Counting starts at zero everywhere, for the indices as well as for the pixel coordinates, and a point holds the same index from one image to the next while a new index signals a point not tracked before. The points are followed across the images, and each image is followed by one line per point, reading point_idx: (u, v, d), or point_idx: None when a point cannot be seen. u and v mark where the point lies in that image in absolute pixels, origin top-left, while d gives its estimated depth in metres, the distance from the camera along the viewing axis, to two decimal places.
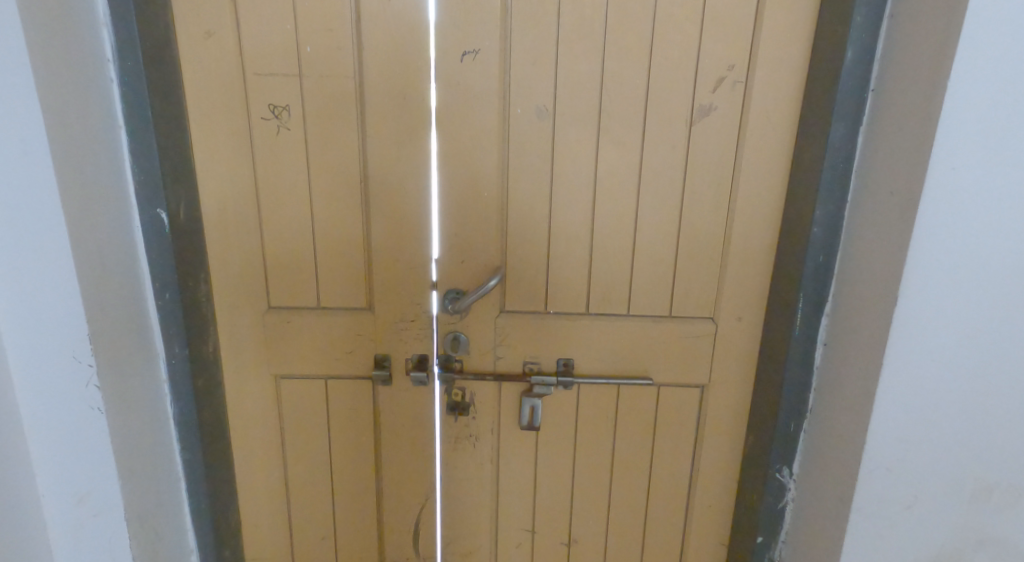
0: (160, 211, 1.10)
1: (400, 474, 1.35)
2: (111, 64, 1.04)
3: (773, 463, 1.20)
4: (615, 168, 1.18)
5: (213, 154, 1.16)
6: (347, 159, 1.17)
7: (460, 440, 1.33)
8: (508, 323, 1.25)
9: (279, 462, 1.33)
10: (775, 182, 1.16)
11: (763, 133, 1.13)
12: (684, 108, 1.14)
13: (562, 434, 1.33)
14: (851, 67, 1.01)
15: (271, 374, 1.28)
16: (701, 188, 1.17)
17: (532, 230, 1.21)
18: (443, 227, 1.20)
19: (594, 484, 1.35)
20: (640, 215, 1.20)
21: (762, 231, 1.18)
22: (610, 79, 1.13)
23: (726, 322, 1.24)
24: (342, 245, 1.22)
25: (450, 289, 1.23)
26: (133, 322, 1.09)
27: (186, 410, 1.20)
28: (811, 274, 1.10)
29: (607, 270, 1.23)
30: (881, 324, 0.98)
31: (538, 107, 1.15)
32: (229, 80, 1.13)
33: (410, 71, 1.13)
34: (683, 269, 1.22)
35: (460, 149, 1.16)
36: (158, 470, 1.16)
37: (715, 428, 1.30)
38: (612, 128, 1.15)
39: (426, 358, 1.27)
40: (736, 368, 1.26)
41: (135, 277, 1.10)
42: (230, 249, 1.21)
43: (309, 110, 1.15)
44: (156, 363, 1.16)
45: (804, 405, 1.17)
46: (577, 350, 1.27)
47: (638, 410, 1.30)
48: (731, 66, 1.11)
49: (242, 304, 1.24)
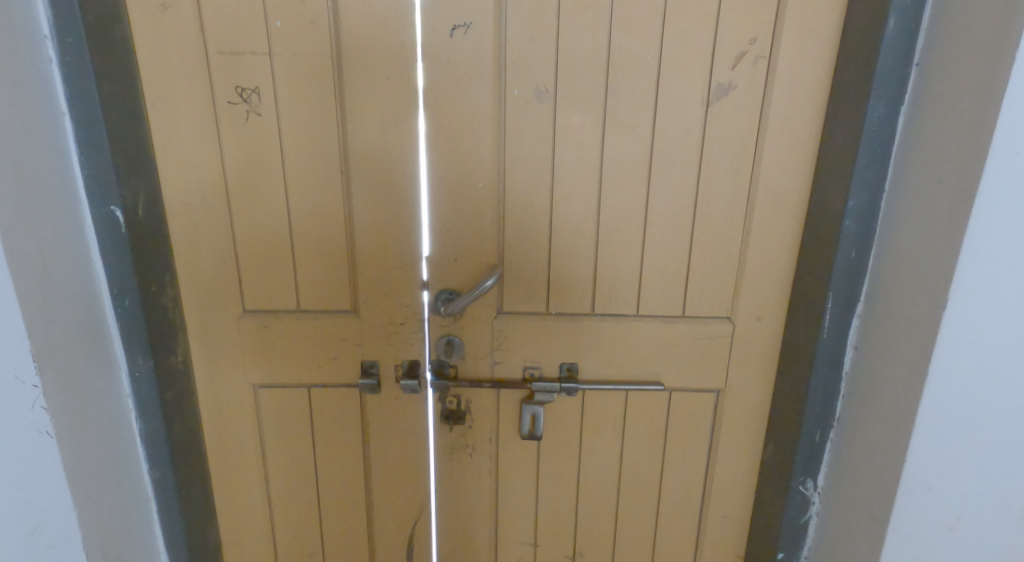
0: (114, 208, 0.98)
1: (392, 489, 1.25)
2: (49, 41, 0.92)
3: (795, 476, 1.11)
4: (623, 155, 1.06)
5: (176, 144, 1.05)
6: (325, 147, 1.06)
7: (456, 451, 1.24)
8: (507, 325, 1.15)
9: (260, 478, 1.23)
10: (802, 168, 1.04)
11: (789, 114, 1.01)
12: (699, 87, 1.02)
13: (565, 442, 1.24)
14: (894, 38, 0.89)
15: (248, 383, 1.17)
16: (718, 176, 1.06)
17: (532, 225, 1.11)
18: (434, 222, 1.09)
19: (601, 494, 1.27)
20: (651, 206, 1.09)
21: (786, 223, 1.07)
22: (618, 55, 1.01)
23: (744, 322, 1.14)
24: (323, 243, 1.11)
25: (441, 289, 1.13)
26: (88, 333, 0.99)
27: (153, 425, 1.10)
28: (843, 273, 0.99)
29: (614, 267, 1.13)
30: (925, 331, 0.88)
31: (537, 88, 1.03)
32: (190, 60, 1.01)
33: (393, 50, 1.01)
34: (697, 265, 1.12)
35: (450, 134, 1.05)
36: (124, 492, 1.06)
37: (731, 435, 1.21)
38: (618, 111, 1.04)
39: (417, 365, 1.17)
40: (754, 371, 1.16)
41: (89, 284, 0.99)
42: (200, 249, 1.10)
43: (282, 93, 1.03)
44: (116, 378, 1.05)
45: (832, 414, 1.07)
46: (581, 354, 1.17)
47: (647, 416, 1.21)
48: (754, 39, 0.99)
49: (214, 308, 1.13)
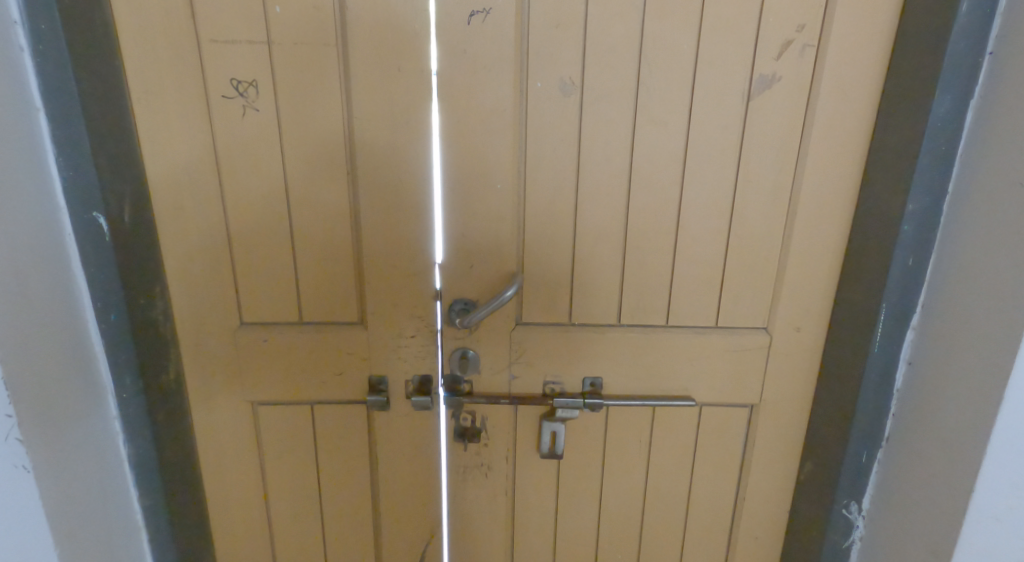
0: (97, 215, 0.90)
1: (402, 512, 1.17)
2: (20, 28, 0.83)
3: (838, 497, 1.03)
4: (655, 153, 0.97)
5: (164, 141, 0.95)
6: (330, 146, 0.97)
7: (470, 470, 1.15)
8: (526, 337, 1.07)
9: (258, 502, 1.14)
10: (851, 167, 0.95)
11: (838, 108, 0.93)
12: (740, 78, 0.93)
13: (588, 460, 1.15)
14: (964, 24, 0.81)
15: (246, 401, 1.08)
16: (757, 176, 0.98)
17: (554, 229, 1.02)
18: (448, 227, 1.01)
19: (624, 514, 1.18)
20: (684, 208, 1.00)
21: (831, 227, 0.98)
22: (651, 44, 0.93)
23: (783, 333, 1.05)
24: (328, 249, 1.02)
25: (456, 299, 1.04)
26: (70, 354, 0.90)
27: (142, 450, 1.01)
28: (898, 282, 0.91)
29: (644, 274, 1.04)
30: (1001, 348, 0.80)
31: (562, 81, 0.94)
32: (179, 51, 0.92)
33: (405, 38, 0.92)
34: (733, 272, 1.03)
35: (467, 131, 0.96)
36: (111, 524, 0.98)
37: (765, 453, 1.13)
38: (650, 105, 0.95)
39: (429, 381, 1.09)
40: (792, 385, 1.08)
41: (71, 299, 0.91)
42: (192, 257, 1.01)
43: (283, 86, 0.94)
44: (101, 399, 0.97)
45: (881, 433, 0.99)
46: (606, 368, 1.09)
47: (675, 432, 1.13)
48: (801, 26, 0.91)
49: (208, 321, 1.04)
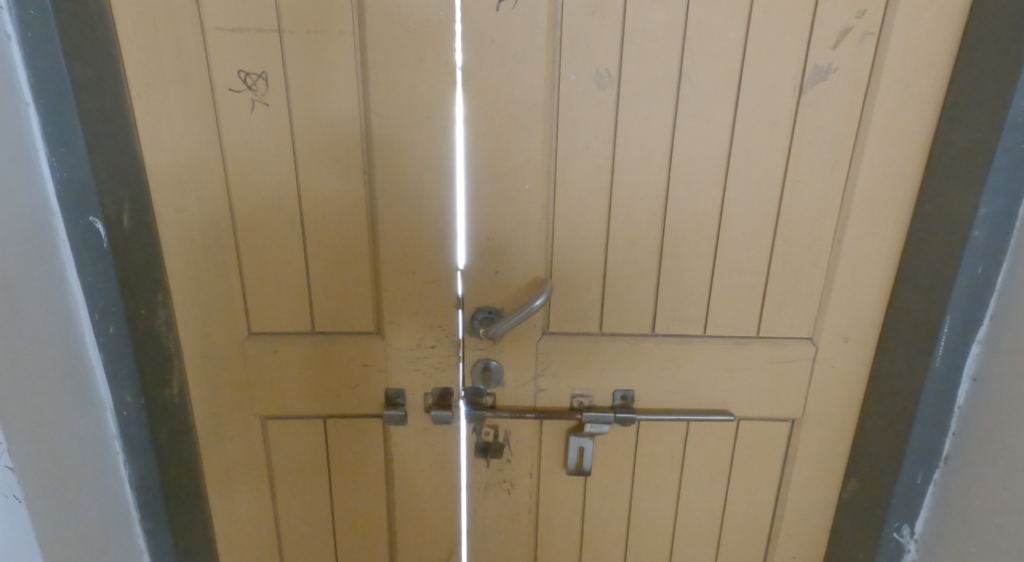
0: (94, 219, 0.83)
1: (418, 531, 1.10)
2: (7, 14, 0.76)
3: (890, 520, 0.96)
4: (697, 150, 0.90)
5: (167, 138, 0.88)
6: (345, 142, 0.89)
7: (491, 487, 1.08)
8: (554, 347, 1.00)
9: (266, 520, 1.07)
10: (910, 166, 0.88)
11: (898, 102, 0.86)
12: (792, 69, 0.86)
13: (617, 477, 1.08)
14: None
15: (254, 415, 1.01)
16: (807, 176, 0.90)
17: (586, 233, 0.94)
18: (472, 231, 0.93)
19: (654, 532, 1.11)
20: (727, 210, 0.93)
21: (886, 230, 0.91)
22: (697, 32, 0.85)
23: (830, 344, 0.98)
24: (342, 254, 0.95)
25: (479, 307, 0.97)
26: (66, 370, 0.84)
27: (144, 471, 0.94)
28: (964, 291, 0.84)
29: (682, 281, 0.97)
30: None
31: (598, 72, 0.87)
32: (183, 40, 0.85)
33: (428, 26, 0.85)
34: (778, 279, 0.96)
35: (494, 126, 0.89)
36: (110, 551, 0.91)
37: (807, 469, 1.06)
38: (694, 98, 0.88)
39: (449, 394, 1.02)
40: (838, 399, 1.01)
41: (66, 311, 0.84)
42: (197, 262, 0.94)
43: (295, 78, 0.86)
44: (100, 418, 0.90)
45: (939, 452, 0.92)
46: (639, 380, 1.02)
47: (711, 448, 1.06)
48: (861, 12, 0.83)
49: (215, 330, 0.97)
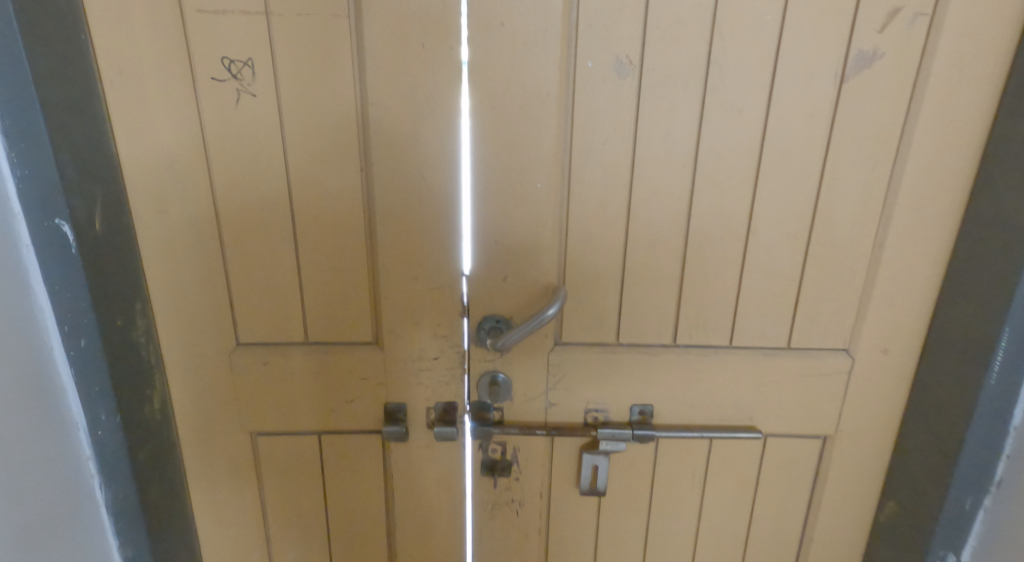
0: (61, 222, 0.75)
1: (419, 553, 1.02)
2: None
3: (934, 550, 0.88)
4: (727, 144, 0.82)
5: (145, 132, 0.81)
6: (341, 137, 0.82)
7: (498, 507, 1.00)
8: (567, 359, 0.92)
9: (257, 541, 1.00)
10: (961, 162, 0.80)
11: (950, 91, 0.78)
12: (833, 55, 0.78)
13: (634, 497, 1.01)
14: None
15: (243, 431, 0.94)
16: (847, 172, 0.82)
17: (603, 235, 0.87)
18: (479, 232, 0.85)
19: (672, 555, 1.04)
20: (758, 211, 0.85)
21: (932, 231, 0.83)
22: (729, 14, 0.77)
23: (868, 355, 0.90)
24: (337, 257, 0.87)
25: (486, 315, 0.89)
26: (28, 389, 0.76)
27: (121, 497, 0.86)
28: None
29: (707, 287, 0.89)
30: None
31: (618, 59, 0.79)
32: (162, 24, 0.77)
33: (431, 8, 0.77)
34: (812, 285, 0.88)
35: (504, 119, 0.81)
36: None
37: (840, 490, 0.98)
38: (724, 88, 0.80)
39: (453, 409, 0.94)
40: (876, 414, 0.93)
41: (30, 324, 0.76)
42: (179, 267, 0.86)
43: (284, 65, 0.79)
44: (72, 440, 0.82)
45: (990, 476, 0.84)
46: (659, 394, 0.94)
47: (735, 466, 0.98)
48: None
49: (199, 340, 0.89)
